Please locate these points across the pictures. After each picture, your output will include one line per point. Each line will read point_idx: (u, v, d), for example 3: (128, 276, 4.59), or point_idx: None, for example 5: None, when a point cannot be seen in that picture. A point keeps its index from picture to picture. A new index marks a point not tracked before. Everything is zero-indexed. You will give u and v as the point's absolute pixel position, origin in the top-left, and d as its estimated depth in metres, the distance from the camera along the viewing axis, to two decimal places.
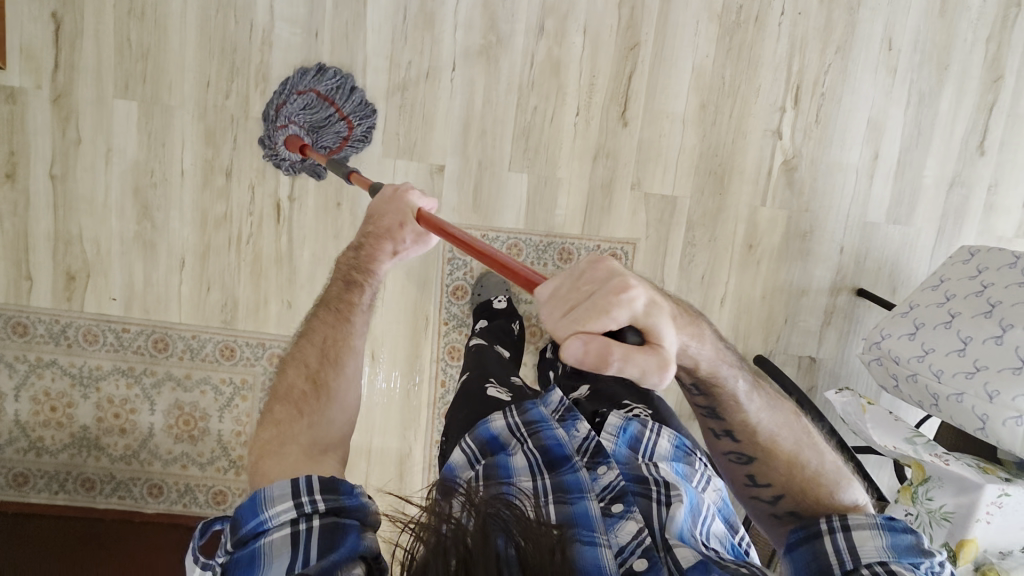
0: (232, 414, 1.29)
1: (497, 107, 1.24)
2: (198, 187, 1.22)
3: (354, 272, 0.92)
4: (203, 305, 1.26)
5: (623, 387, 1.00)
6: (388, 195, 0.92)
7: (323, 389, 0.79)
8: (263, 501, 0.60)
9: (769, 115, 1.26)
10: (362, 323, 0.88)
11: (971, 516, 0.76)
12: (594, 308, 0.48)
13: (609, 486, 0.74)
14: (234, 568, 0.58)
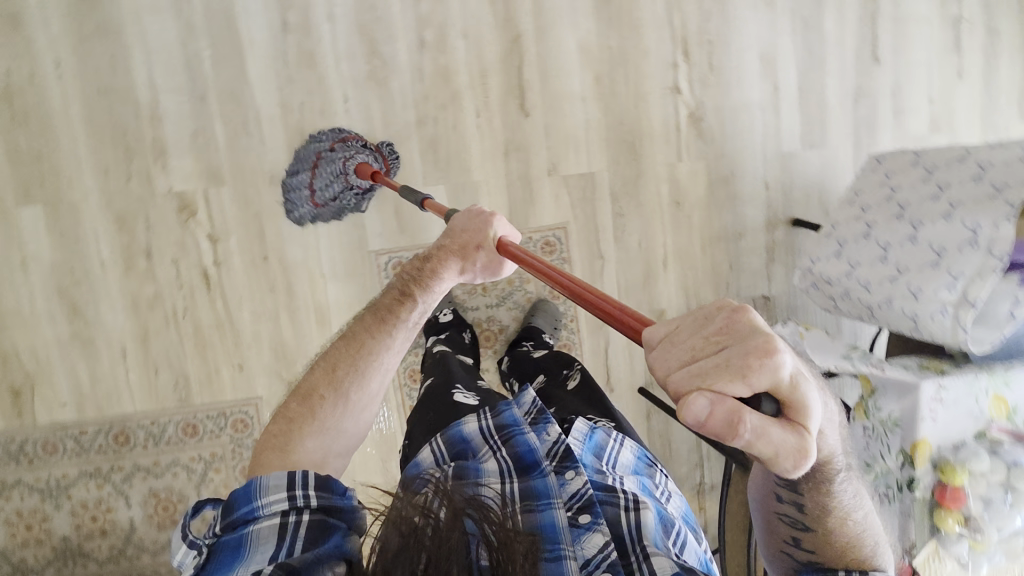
0: (210, 488, 1.27)
1: (398, 127, 1.24)
2: (122, 274, 1.21)
3: (412, 285, 0.88)
4: (155, 388, 1.25)
5: (585, 400, 0.99)
6: (471, 219, 0.91)
7: (344, 399, 0.78)
8: (261, 488, 0.62)
9: (664, 73, 1.28)
10: (402, 338, 0.85)
11: (915, 416, 0.76)
12: (729, 365, 0.43)
13: (577, 494, 0.72)
14: (219, 551, 0.59)
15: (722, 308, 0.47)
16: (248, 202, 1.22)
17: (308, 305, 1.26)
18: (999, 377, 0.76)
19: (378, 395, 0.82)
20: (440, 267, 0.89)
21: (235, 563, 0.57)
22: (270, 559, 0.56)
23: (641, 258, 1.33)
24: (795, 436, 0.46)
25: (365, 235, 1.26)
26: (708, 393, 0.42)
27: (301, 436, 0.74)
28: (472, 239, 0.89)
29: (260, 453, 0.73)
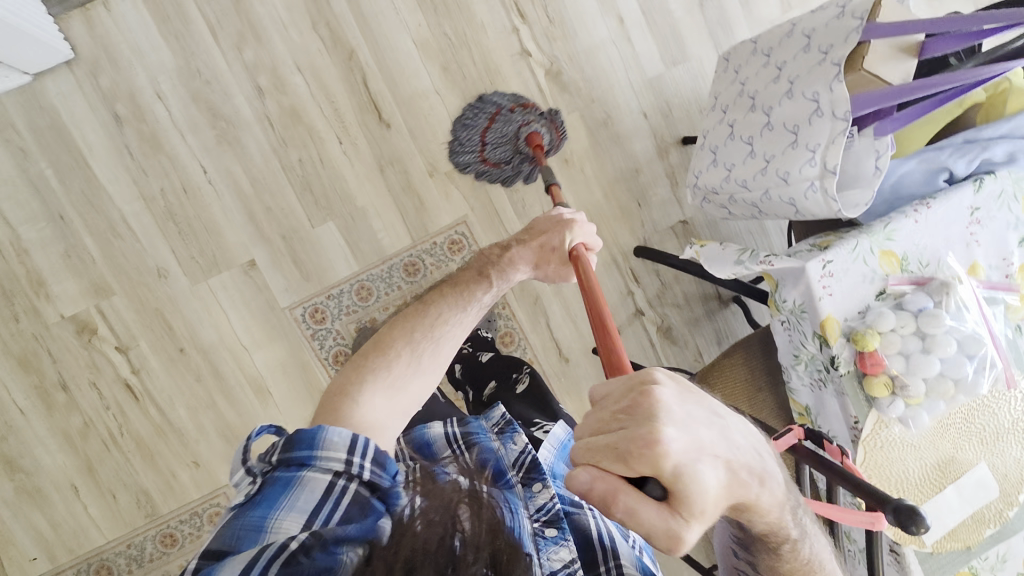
0: None
1: (266, 180, 1.22)
2: (45, 414, 1.18)
3: (489, 267, 0.83)
4: (119, 512, 1.22)
5: (532, 403, 0.99)
6: (557, 222, 0.88)
7: (417, 360, 0.73)
8: (326, 437, 0.58)
9: (507, 41, 1.26)
10: (473, 316, 0.80)
11: (813, 296, 0.74)
12: (614, 444, 0.41)
13: (543, 507, 0.68)
14: (267, 485, 0.57)
15: (638, 382, 0.44)
16: (144, 302, 1.20)
17: (242, 381, 1.23)
18: (879, 233, 0.74)
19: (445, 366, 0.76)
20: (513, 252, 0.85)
21: (280, 500, 0.55)
22: (309, 520, 0.54)
23: None
24: (679, 523, 0.40)
25: (272, 295, 1.23)
26: (594, 470, 0.42)
27: (371, 394, 0.68)
28: (555, 237, 0.86)
29: (323, 402, 0.68)
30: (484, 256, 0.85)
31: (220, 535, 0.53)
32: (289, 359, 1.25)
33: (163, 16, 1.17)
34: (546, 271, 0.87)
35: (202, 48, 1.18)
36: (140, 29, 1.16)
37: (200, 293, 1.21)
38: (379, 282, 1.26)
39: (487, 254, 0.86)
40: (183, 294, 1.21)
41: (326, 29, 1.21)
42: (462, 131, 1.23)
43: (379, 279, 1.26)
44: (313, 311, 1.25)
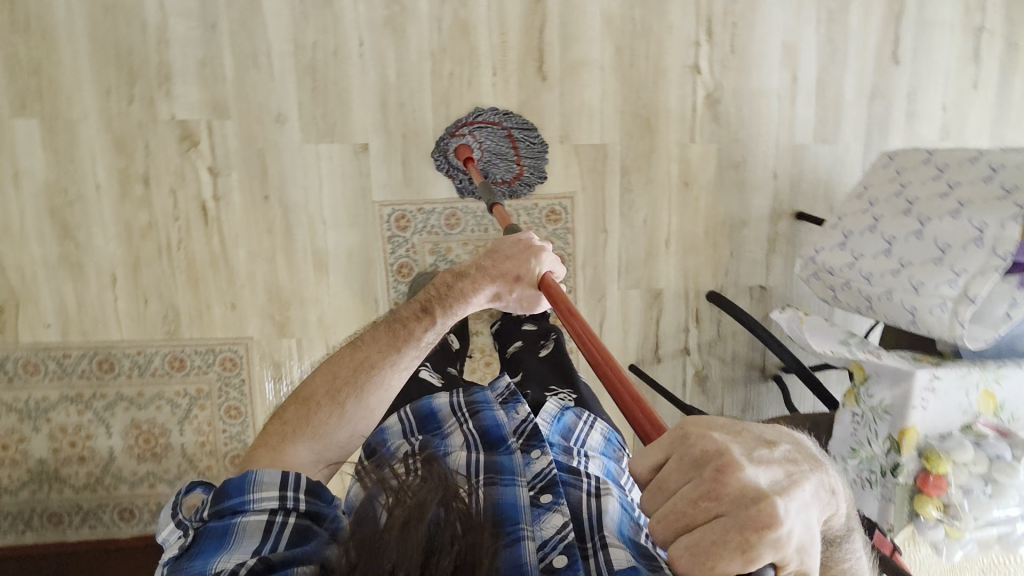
0: (194, 425, 1.28)
1: (412, 76, 1.21)
2: (117, 199, 1.19)
3: (434, 302, 0.84)
4: (144, 319, 1.23)
5: (551, 370, 0.98)
6: (518, 249, 0.85)
7: (341, 409, 0.77)
8: (253, 483, 0.61)
9: (685, 51, 1.26)
10: (413, 356, 0.82)
11: (907, 404, 0.77)
12: (722, 541, 0.41)
13: (541, 473, 0.66)
14: (206, 536, 0.58)
15: (700, 456, 0.45)
16: (251, 138, 1.19)
17: (307, 251, 1.25)
18: (991, 374, 0.76)
19: (384, 404, 0.81)
20: (468, 284, 0.85)
21: (217, 547, 0.56)
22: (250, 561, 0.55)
23: (645, 235, 1.33)
24: None
25: (370, 185, 1.24)
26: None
27: (296, 440, 0.75)
28: (512, 268, 0.85)
29: (257, 449, 0.75)
30: (439, 286, 0.86)
31: None
32: (358, 250, 1.26)
33: None
34: (506, 297, 0.88)
35: None
36: None
37: (306, 153, 1.21)
38: (470, 217, 1.27)
39: (437, 285, 0.86)
40: (291, 148, 1.21)
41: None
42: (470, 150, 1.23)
43: (471, 214, 1.28)
44: (399, 219, 1.26)
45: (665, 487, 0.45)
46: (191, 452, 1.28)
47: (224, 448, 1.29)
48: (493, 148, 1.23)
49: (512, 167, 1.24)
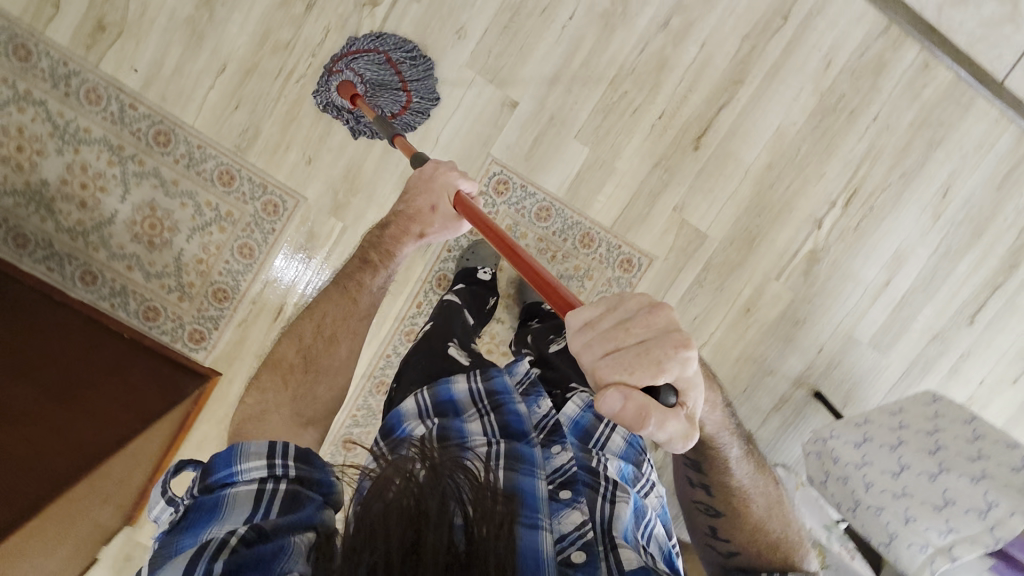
0: (203, 240, 1.24)
1: (592, 74, 1.22)
2: (273, 3, 1.15)
3: (371, 250, 0.94)
4: (224, 121, 1.20)
5: (574, 370, 0.90)
6: (420, 180, 0.93)
7: (312, 364, 0.81)
8: (242, 454, 0.62)
9: (819, 203, 1.31)
10: (368, 307, 0.90)
11: None
12: (639, 359, 0.49)
13: (560, 469, 0.66)
14: (197, 510, 0.58)
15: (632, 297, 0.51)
16: (425, 32, 1.18)
17: (403, 157, 1.23)
18: None
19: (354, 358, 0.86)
20: (400, 224, 0.95)
21: (210, 519, 0.56)
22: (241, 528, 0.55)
23: (687, 330, 1.36)
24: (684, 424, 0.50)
25: (495, 138, 1.23)
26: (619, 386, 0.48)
27: (278, 407, 0.74)
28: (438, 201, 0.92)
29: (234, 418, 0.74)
30: (389, 233, 0.95)
31: (154, 555, 0.53)
32: None
33: None
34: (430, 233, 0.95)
35: None
36: None
37: (462, 75, 1.20)
38: (559, 220, 1.28)
39: (372, 234, 0.96)
40: (452, 62, 1.19)
41: (748, 50, 1.23)
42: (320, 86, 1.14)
43: (562, 219, 1.29)
44: (498, 182, 1.25)
45: (597, 327, 0.52)
46: (185, 261, 1.24)
47: (215, 277, 1.26)
48: (372, 74, 1.11)
49: (398, 99, 1.14)
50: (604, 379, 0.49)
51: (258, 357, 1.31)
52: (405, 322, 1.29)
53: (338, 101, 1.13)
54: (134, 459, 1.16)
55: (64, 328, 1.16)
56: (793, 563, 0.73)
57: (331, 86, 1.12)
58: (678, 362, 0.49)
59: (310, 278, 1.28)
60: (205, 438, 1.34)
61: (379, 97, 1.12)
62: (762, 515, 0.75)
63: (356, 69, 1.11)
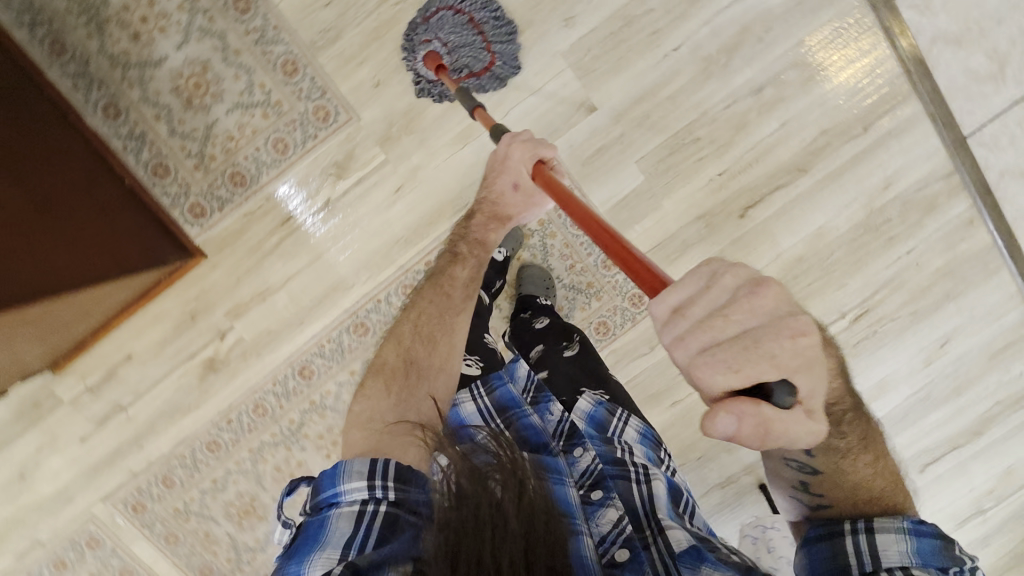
0: (242, 120, 1.19)
1: (675, 109, 1.23)
2: None
3: (460, 244, 1.03)
4: (310, 13, 1.16)
5: (581, 370, 0.99)
6: (496, 163, 0.97)
7: (414, 367, 0.87)
8: (346, 477, 0.69)
9: (830, 309, 1.34)
10: (462, 307, 0.96)
11: None
12: (747, 357, 0.43)
13: (587, 472, 0.71)
14: (308, 527, 0.69)
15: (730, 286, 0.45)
16: (535, 7, 1.17)
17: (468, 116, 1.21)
18: None
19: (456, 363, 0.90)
20: (482, 216, 1.02)
21: (318, 540, 0.65)
22: (344, 550, 0.63)
23: (668, 381, 1.36)
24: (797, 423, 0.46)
25: (562, 133, 1.23)
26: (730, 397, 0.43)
27: (380, 412, 0.81)
28: (503, 189, 0.99)
29: (347, 429, 0.83)
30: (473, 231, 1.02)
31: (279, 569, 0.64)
32: None
33: None
34: (515, 215, 1.01)
35: (786, 28, 1.21)
36: None
37: (553, 62, 1.20)
38: None
39: (463, 235, 1.03)
40: (550, 46, 1.19)
41: (821, 144, 1.26)
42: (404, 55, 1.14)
43: None
44: None
45: (692, 314, 0.45)
46: (215, 134, 1.19)
47: (239, 160, 1.21)
48: (456, 53, 1.11)
49: (480, 61, 1.13)
50: (708, 382, 0.43)
51: (251, 253, 1.26)
52: (408, 273, 1.27)
53: (423, 73, 1.14)
54: (85, 304, 1.09)
55: (63, 151, 1.08)
56: (895, 508, 0.67)
57: (416, 56, 1.12)
58: (790, 354, 0.44)
59: (333, 195, 1.24)
60: (164, 313, 1.28)
61: (461, 62, 1.12)
62: (869, 474, 0.67)
63: (438, 29, 1.10)
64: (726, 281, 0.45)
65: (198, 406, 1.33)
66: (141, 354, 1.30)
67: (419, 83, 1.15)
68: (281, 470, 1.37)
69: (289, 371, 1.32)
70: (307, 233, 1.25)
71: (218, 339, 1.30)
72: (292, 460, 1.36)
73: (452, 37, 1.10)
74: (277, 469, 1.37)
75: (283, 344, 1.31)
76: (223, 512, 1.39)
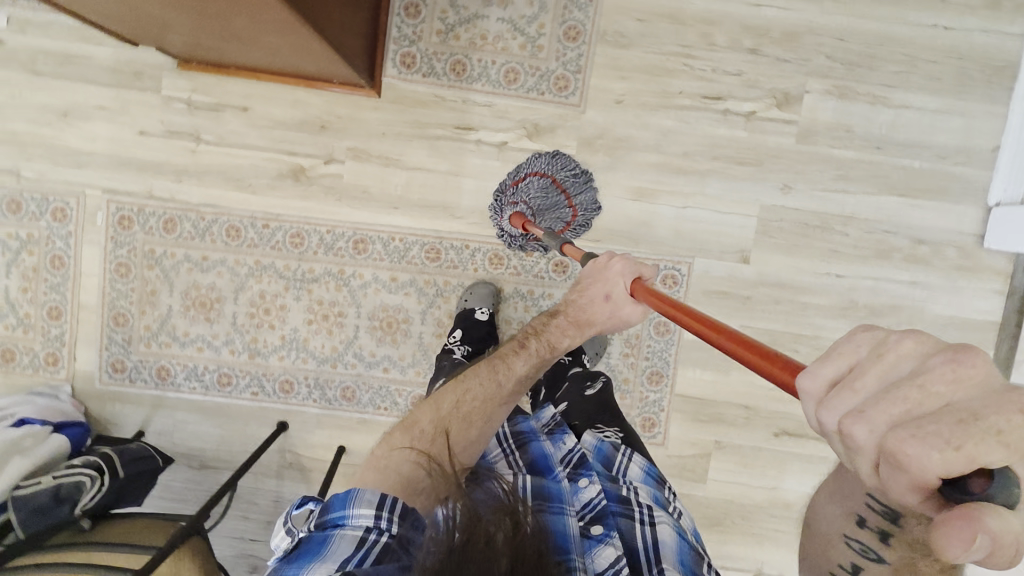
0: (502, 33, 1.23)
1: (800, 316, 1.29)
2: (744, 20, 1.23)
3: (531, 337, 0.87)
4: (623, 13, 1.23)
5: (599, 407, 1.01)
6: (593, 270, 0.91)
7: (439, 435, 0.72)
8: (355, 500, 0.60)
9: (774, 565, 1.35)
10: (515, 391, 0.80)
11: None
12: (965, 431, 0.31)
13: (589, 505, 0.71)
14: (302, 545, 0.60)
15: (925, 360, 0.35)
16: (773, 158, 1.26)
17: (658, 182, 1.27)
18: None
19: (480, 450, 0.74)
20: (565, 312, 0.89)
21: (312, 558, 0.57)
22: (338, 566, 0.55)
23: None
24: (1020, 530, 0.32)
25: (710, 257, 1.28)
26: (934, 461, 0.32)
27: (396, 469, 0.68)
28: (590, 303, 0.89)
29: (360, 472, 0.71)
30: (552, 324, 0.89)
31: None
32: (651, 231, 1.28)
33: (965, 329, 1.29)
34: (598, 326, 0.89)
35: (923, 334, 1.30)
36: (966, 303, 1.29)
37: (750, 204, 1.27)
38: (662, 346, 1.30)
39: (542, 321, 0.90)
40: (758, 192, 1.27)
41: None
42: (493, 208, 1.25)
43: (664, 348, 1.30)
44: (670, 273, 1.29)
45: (865, 387, 0.36)
46: (475, 24, 1.23)
47: (473, 57, 1.24)
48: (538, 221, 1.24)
49: (562, 217, 1.24)
50: (922, 468, 0.31)
51: (411, 124, 1.27)
52: (507, 247, 1.29)
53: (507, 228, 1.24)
54: (312, 52, 1.07)
55: None
56: None
57: (505, 213, 1.23)
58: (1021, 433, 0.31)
59: (512, 142, 1.26)
60: (304, 104, 1.27)
61: (543, 220, 1.23)
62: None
63: (531, 187, 1.22)
64: (904, 347, 0.36)
65: (254, 191, 1.29)
66: (254, 115, 1.28)
67: (503, 234, 1.26)
68: (264, 298, 1.32)
69: (347, 232, 1.30)
70: (466, 150, 1.27)
71: (322, 160, 1.28)
72: (279, 298, 1.32)
73: (549, 189, 1.23)
74: (261, 295, 1.32)
75: (364, 209, 1.29)
76: (183, 288, 1.32)
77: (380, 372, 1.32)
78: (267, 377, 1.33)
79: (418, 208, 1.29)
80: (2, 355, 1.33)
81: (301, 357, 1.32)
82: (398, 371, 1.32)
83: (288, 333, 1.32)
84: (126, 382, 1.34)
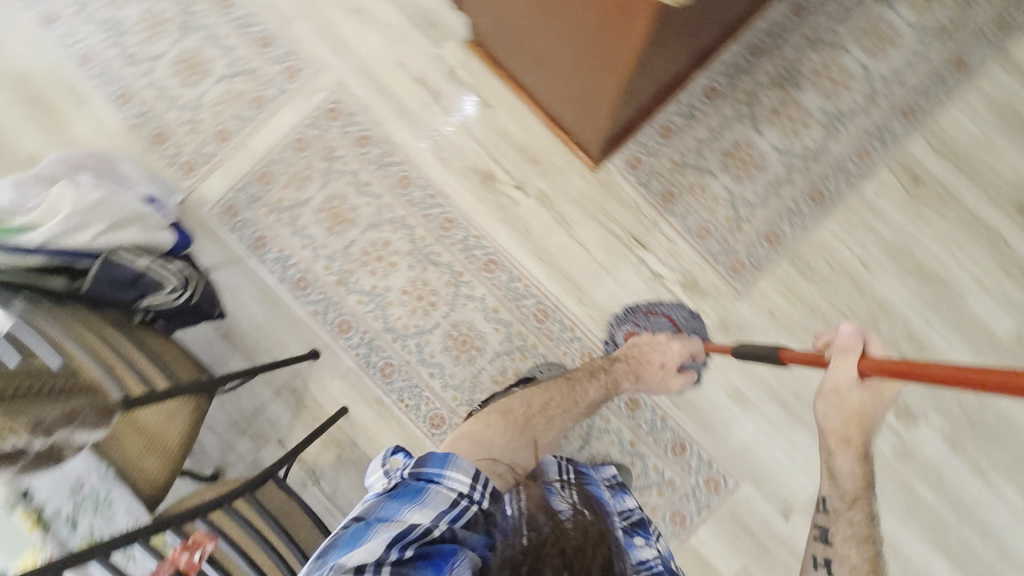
0: (720, 198, 1.34)
1: None
2: (911, 328, 1.30)
3: (599, 374, 1.08)
4: (821, 252, 1.32)
5: None
6: (652, 343, 1.16)
7: (527, 424, 0.91)
8: (453, 463, 0.70)
9: None
10: (583, 408, 1.01)
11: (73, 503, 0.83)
12: None
13: (644, 558, 0.75)
14: (397, 491, 0.68)
15: None
16: None
17: (758, 399, 1.30)
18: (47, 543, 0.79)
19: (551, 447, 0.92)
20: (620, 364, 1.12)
21: (407, 501, 0.66)
22: (427, 522, 0.64)
23: None
24: None
25: (757, 489, 1.28)
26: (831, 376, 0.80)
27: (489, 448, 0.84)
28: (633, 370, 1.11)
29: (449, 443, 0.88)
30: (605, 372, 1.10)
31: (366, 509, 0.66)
32: (724, 432, 1.30)
33: None
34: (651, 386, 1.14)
35: None
36: None
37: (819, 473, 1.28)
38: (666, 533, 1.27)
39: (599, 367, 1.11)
40: None
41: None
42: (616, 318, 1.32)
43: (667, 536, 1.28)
44: (716, 478, 1.29)
45: None
46: (705, 176, 1.34)
47: (684, 197, 1.34)
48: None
49: None
50: None
51: (601, 208, 1.35)
52: (602, 355, 1.32)
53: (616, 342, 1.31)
54: (585, 101, 1.18)
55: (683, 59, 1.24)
56: None
57: (622, 328, 1.31)
58: None
59: (666, 280, 1.33)
60: (534, 133, 1.37)
61: None
62: None
63: (658, 324, 1.30)
64: None
65: (445, 164, 1.38)
66: (490, 114, 1.39)
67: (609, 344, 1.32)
68: (385, 247, 1.37)
69: (488, 249, 1.35)
70: (626, 259, 1.34)
71: (513, 182, 1.37)
72: (396, 256, 1.36)
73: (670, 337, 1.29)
74: (384, 242, 1.37)
75: (516, 241, 1.35)
76: (332, 192, 1.38)
77: (426, 373, 1.33)
78: (336, 306, 1.35)
79: (557, 272, 1.34)
80: (158, 136, 1.40)
81: (375, 313, 1.35)
82: (441, 383, 1.32)
83: (380, 287, 1.35)
84: (225, 227, 1.37)
